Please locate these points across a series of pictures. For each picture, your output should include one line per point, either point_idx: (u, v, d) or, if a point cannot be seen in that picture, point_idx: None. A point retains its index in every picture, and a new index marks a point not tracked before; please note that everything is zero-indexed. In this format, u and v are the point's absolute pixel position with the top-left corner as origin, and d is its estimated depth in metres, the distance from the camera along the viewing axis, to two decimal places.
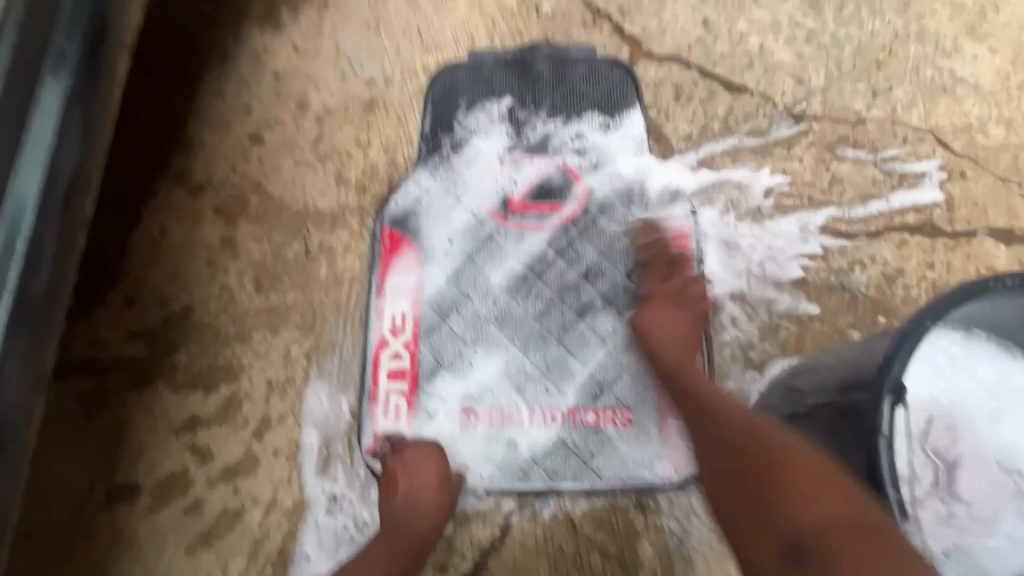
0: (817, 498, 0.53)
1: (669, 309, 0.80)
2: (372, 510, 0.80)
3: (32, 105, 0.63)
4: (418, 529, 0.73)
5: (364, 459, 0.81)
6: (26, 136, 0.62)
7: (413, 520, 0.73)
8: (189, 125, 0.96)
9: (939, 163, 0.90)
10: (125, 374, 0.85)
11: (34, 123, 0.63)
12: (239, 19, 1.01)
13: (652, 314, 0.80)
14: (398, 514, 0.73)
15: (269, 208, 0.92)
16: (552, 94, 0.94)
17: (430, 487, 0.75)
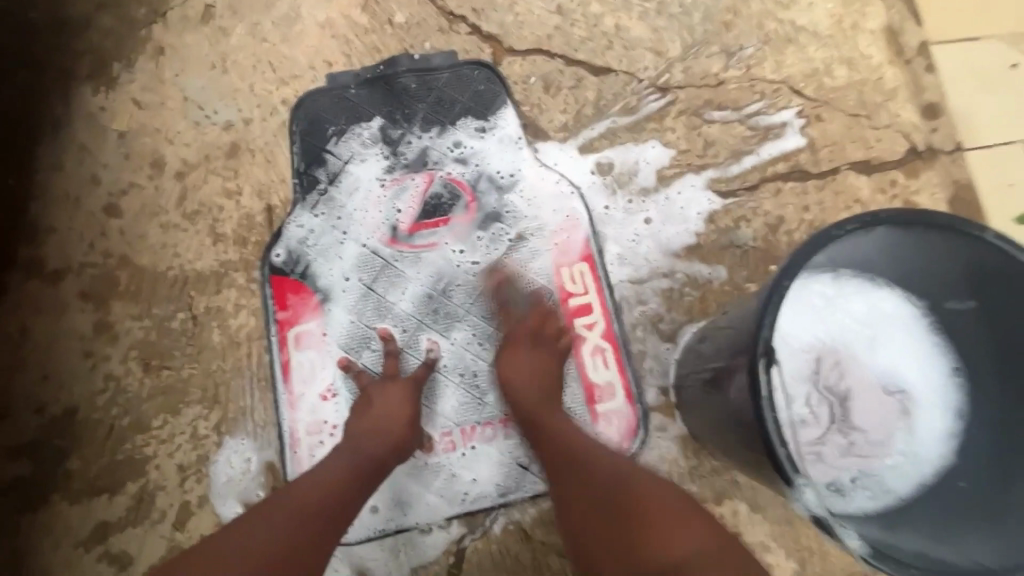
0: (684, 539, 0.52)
1: (535, 358, 0.78)
2: None
3: None
4: (382, 453, 0.69)
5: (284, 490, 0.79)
6: None
7: (379, 447, 0.69)
8: (33, 208, 0.87)
9: (796, 111, 0.95)
10: (12, 498, 0.77)
11: None
12: (66, 82, 0.91)
13: (510, 359, 0.78)
14: (375, 436, 0.70)
15: (144, 281, 0.84)
16: (421, 107, 0.92)
17: (402, 417, 0.73)
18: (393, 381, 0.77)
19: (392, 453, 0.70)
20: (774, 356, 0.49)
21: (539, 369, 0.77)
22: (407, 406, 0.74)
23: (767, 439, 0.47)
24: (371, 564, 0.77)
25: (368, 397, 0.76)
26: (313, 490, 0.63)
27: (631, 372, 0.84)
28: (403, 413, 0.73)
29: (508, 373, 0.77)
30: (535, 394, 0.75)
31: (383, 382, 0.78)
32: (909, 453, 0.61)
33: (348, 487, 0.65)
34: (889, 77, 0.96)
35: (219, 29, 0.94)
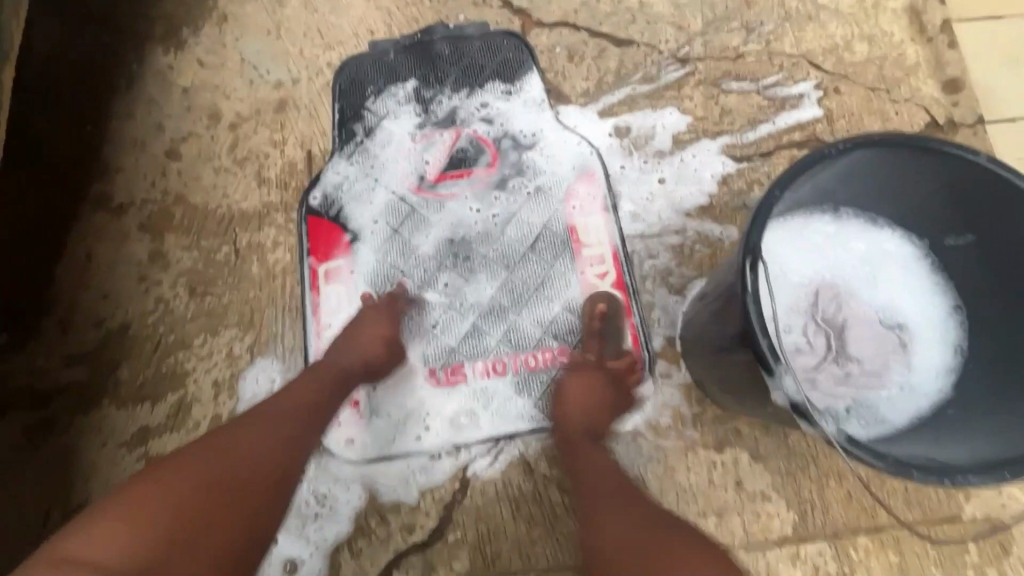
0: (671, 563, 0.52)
1: (589, 379, 0.80)
2: None
3: None
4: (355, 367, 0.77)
5: None
6: None
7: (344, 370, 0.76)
8: (104, 150, 0.97)
9: (814, 84, 0.97)
10: (68, 400, 0.85)
11: None
12: (141, 43, 1.03)
13: (573, 380, 0.81)
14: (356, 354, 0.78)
15: (195, 217, 0.93)
16: (453, 71, 0.99)
17: (378, 336, 0.81)
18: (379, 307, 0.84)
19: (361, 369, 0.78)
20: (758, 257, 0.51)
21: (603, 415, 0.79)
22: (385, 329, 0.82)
23: (751, 331, 0.50)
24: (381, 482, 0.81)
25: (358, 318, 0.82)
26: (287, 409, 0.67)
27: (638, 321, 0.86)
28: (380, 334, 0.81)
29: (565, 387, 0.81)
30: (583, 423, 0.78)
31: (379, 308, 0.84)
32: (906, 386, 0.62)
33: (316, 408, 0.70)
34: (911, 54, 0.98)
35: (276, 1, 1.04)
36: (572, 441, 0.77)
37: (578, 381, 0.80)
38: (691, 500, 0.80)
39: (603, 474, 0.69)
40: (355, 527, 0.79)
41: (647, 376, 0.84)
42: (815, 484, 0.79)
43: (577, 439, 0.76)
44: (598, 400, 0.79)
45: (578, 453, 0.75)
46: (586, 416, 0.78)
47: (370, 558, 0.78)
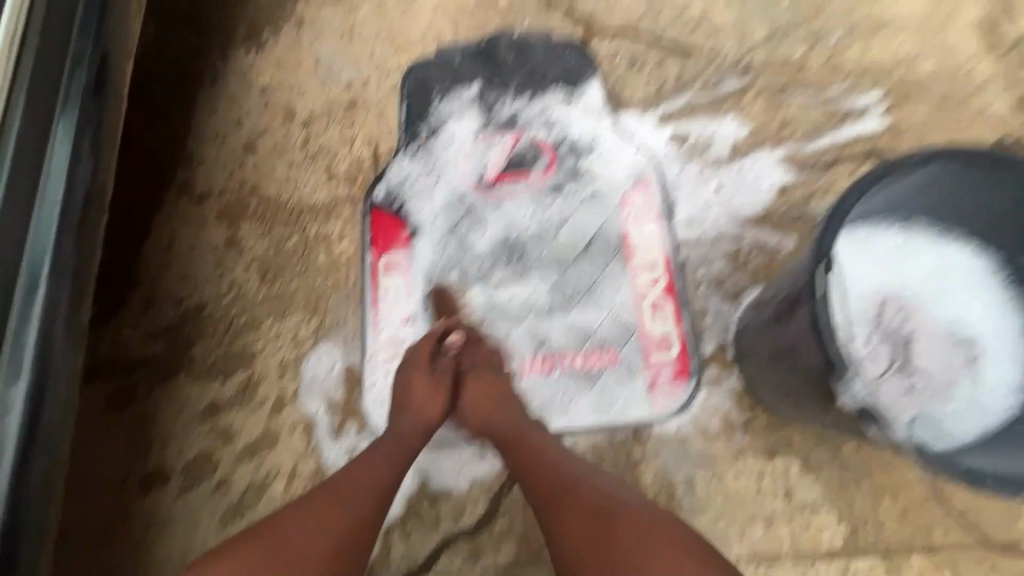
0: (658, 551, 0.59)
1: (475, 376, 0.82)
2: (370, 400, 0.88)
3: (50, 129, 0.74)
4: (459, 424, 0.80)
5: (363, 394, 0.89)
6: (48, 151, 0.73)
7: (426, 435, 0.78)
8: (189, 142, 1.04)
9: (879, 96, 0.96)
10: (147, 372, 0.91)
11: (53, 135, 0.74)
12: (225, 43, 1.10)
13: (467, 389, 0.81)
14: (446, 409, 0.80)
15: (268, 207, 0.99)
16: (517, 76, 1.02)
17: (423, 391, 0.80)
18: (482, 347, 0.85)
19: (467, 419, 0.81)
20: (831, 260, 0.52)
21: (486, 389, 0.81)
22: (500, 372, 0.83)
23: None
24: (430, 469, 0.83)
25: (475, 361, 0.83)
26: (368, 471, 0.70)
27: (689, 327, 0.87)
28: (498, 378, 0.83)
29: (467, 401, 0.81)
30: (495, 420, 0.78)
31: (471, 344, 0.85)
32: (972, 402, 0.61)
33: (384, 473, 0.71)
34: (983, 68, 0.96)
35: (351, 5, 1.10)
36: (521, 437, 0.76)
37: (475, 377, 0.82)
38: (739, 505, 0.80)
39: (555, 465, 0.71)
40: (406, 508, 0.82)
41: (697, 380, 0.85)
42: (868, 499, 0.78)
43: (542, 444, 0.75)
44: (496, 391, 0.81)
45: (536, 450, 0.74)
46: (479, 410, 0.79)
47: (419, 540, 0.81)
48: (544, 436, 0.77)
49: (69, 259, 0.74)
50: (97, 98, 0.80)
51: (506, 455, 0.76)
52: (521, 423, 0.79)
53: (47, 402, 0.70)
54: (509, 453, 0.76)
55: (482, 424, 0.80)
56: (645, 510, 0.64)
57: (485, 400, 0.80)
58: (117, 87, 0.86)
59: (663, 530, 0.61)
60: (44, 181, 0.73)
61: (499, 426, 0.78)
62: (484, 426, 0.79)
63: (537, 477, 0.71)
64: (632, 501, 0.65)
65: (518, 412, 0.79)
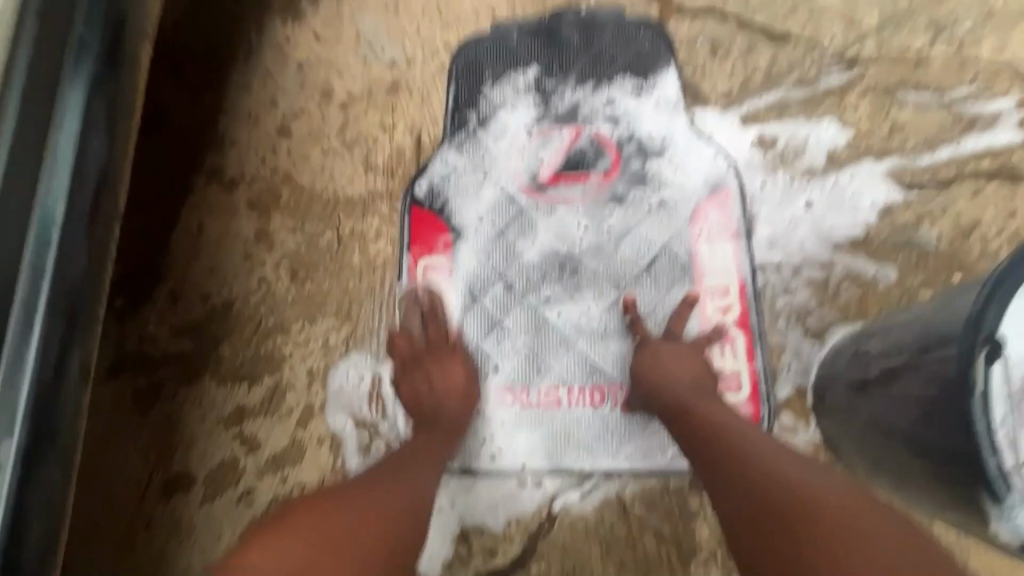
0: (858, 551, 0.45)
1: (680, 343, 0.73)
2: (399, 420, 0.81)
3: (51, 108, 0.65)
4: (439, 412, 0.76)
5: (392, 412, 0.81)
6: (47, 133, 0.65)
7: (420, 438, 0.74)
8: (220, 122, 0.97)
9: (1016, 101, 0.80)
10: (173, 370, 0.87)
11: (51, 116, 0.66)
12: (260, 12, 1.00)
13: (667, 349, 0.72)
14: (427, 406, 0.77)
15: (301, 199, 0.91)
16: (580, 60, 0.90)
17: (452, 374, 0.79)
18: (424, 357, 0.81)
19: (452, 401, 0.77)
20: (999, 346, 0.45)
21: (691, 367, 0.70)
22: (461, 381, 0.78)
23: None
24: (462, 502, 0.77)
25: (424, 367, 0.80)
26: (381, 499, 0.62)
27: (763, 365, 0.76)
28: (461, 386, 0.78)
29: (652, 364, 0.71)
30: (682, 383, 0.67)
31: (420, 360, 0.80)
32: None
33: (383, 505, 0.61)
34: None
35: None
36: (686, 406, 0.65)
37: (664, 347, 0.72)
38: None
39: (731, 433, 0.60)
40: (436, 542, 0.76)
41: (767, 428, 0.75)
42: None
43: (719, 416, 0.63)
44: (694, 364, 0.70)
45: (705, 422, 0.62)
46: (648, 373, 0.70)
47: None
48: (725, 410, 0.64)
49: (74, 275, 0.67)
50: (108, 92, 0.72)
51: (679, 430, 0.64)
52: (704, 393, 0.66)
53: (60, 431, 0.65)
54: (675, 425, 0.65)
55: (652, 393, 0.69)
56: (832, 509, 0.49)
57: (667, 358, 0.71)
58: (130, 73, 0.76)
59: (831, 516, 0.48)
60: (41, 192, 0.64)
61: (660, 392, 0.68)
62: (656, 392, 0.69)
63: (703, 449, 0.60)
64: (824, 494, 0.50)
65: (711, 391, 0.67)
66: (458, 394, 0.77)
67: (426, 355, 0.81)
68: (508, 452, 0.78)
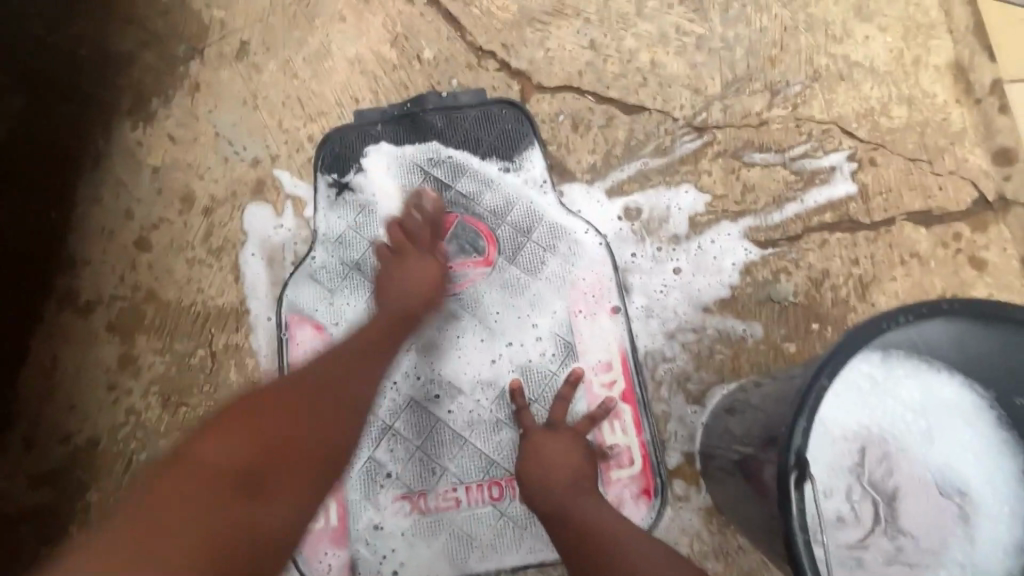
0: None
1: (559, 435, 0.72)
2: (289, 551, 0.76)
3: None
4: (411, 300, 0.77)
5: None
6: None
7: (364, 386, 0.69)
8: (70, 240, 0.90)
9: (847, 154, 0.87)
10: (33, 528, 0.78)
11: None
12: (108, 116, 0.94)
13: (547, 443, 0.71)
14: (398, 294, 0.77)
15: (168, 316, 0.86)
16: (446, 145, 0.90)
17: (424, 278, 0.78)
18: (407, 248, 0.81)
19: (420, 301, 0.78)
20: (806, 470, 0.46)
21: (570, 457, 0.70)
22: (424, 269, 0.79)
23: (787, 525, 0.46)
24: None
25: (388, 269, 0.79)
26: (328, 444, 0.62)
27: (650, 437, 0.78)
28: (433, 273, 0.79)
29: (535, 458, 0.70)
30: (561, 485, 0.66)
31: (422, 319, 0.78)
32: (967, 565, 0.53)
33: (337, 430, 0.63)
34: (955, 118, 0.88)
35: (252, 66, 0.96)
36: (566, 509, 0.64)
37: (544, 441, 0.71)
38: None
39: (599, 540, 0.60)
40: None
41: (660, 500, 0.76)
42: None
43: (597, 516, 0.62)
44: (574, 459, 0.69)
45: (582, 529, 0.61)
46: (533, 476, 0.69)
47: None
48: (600, 505, 0.64)
49: None
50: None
51: (559, 536, 0.63)
52: (585, 492, 0.66)
53: None
54: (556, 529, 0.64)
55: (536, 498, 0.68)
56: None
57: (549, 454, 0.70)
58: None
59: None
60: None
61: (543, 496, 0.67)
62: (539, 494, 0.67)
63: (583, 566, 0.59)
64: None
65: (587, 485, 0.67)
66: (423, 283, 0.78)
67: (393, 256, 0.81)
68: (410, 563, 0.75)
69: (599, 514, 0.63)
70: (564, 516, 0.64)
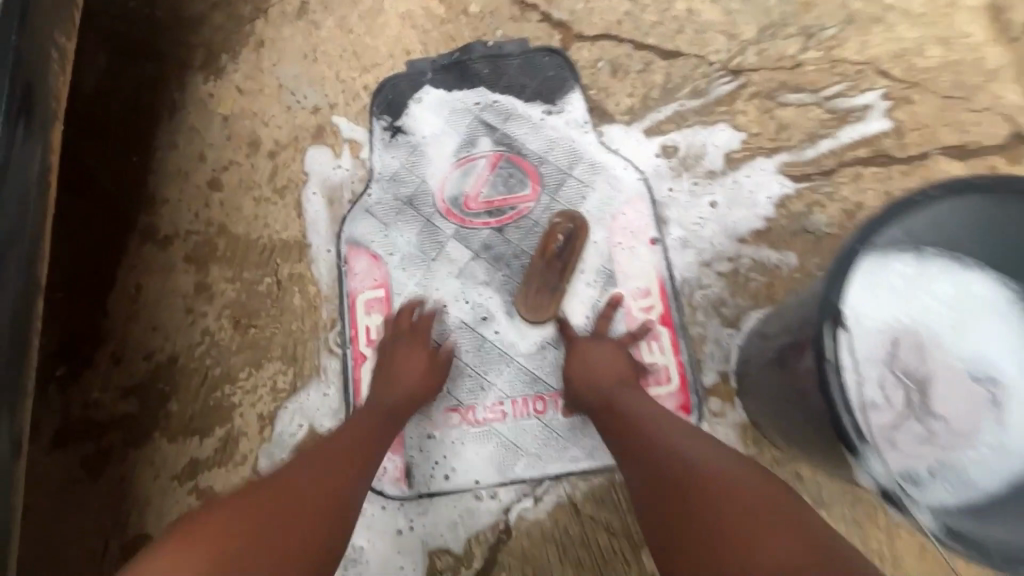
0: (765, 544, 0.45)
1: (604, 343, 0.78)
2: None
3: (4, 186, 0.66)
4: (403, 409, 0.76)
5: None
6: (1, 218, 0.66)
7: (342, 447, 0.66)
8: (150, 181, 0.98)
9: (881, 93, 0.90)
10: (122, 432, 0.87)
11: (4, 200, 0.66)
12: (182, 71, 1.03)
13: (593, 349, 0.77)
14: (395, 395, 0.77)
15: (237, 248, 0.93)
16: (492, 91, 0.96)
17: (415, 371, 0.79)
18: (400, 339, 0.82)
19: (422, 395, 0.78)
20: (839, 321, 0.47)
21: (618, 361, 0.75)
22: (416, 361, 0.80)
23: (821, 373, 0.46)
24: (422, 525, 0.79)
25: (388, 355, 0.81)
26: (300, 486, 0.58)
27: (688, 357, 0.82)
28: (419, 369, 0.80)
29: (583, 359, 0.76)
30: (605, 382, 0.72)
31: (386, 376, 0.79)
32: (998, 446, 0.56)
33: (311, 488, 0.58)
34: (991, 57, 0.89)
35: (312, 23, 1.03)
36: (610, 398, 0.69)
37: (588, 347, 0.77)
38: None
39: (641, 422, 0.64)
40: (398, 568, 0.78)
41: (698, 415, 0.80)
42: (885, 534, 0.74)
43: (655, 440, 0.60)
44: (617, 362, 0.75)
45: (626, 413, 0.66)
46: (578, 374, 0.74)
47: None
48: (644, 397, 0.69)
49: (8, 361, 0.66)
50: (11, 190, 0.67)
51: (604, 423, 0.68)
52: (629, 388, 0.71)
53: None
54: (603, 418, 0.69)
55: (584, 393, 0.73)
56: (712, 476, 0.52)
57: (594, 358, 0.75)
58: (39, 145, 0.71)
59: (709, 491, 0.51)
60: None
61: (590, 390, 0.72)
62: (586, 389, 0.73)
63: (647, 492, 0.56)
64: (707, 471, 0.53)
65: (631, 381, 0.72)
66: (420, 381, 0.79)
67: (407, 337, 0.82)
68: (461, 469, 0.81)
69: (641, 404, 0.67)
70: (609, 404, 0.69)
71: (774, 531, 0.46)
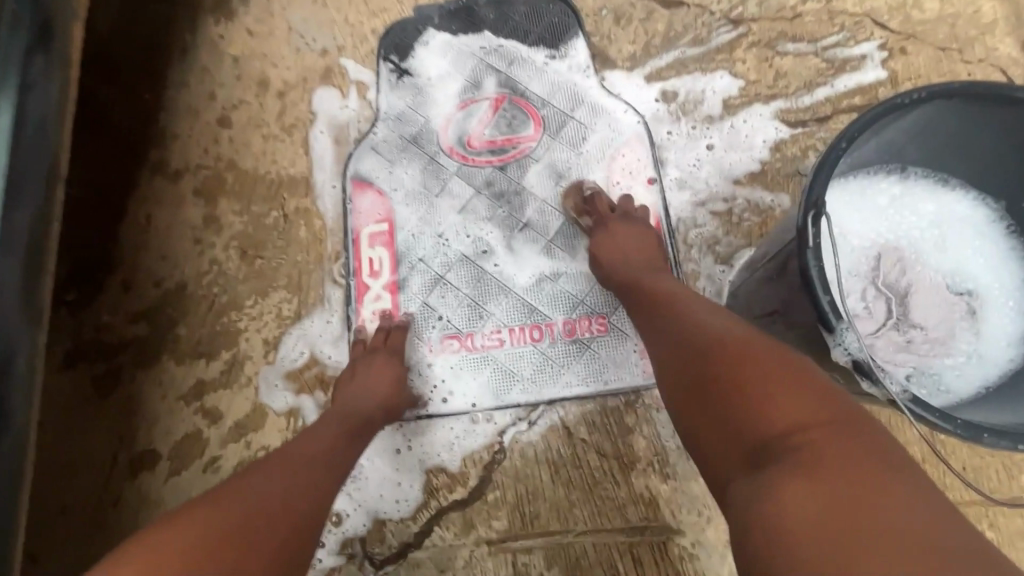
0: (776, 409, 0.44)
1: (627, 223, 0.81)
2: None
3: (19, 99, 0.66)
4: (369, 411, 0.74)
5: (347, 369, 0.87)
6: (21, 130, 0.66)
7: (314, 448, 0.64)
8: (161, 118, 1.01)
9: (878, 44, 0.92)
10: (131, 354, 0.90)
11: (21, 113, 0.66)
12: (193, 12, 1.05)
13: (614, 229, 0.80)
14: (351, 405, 0.74)
15: (246, 183, 0.96)
16: (497, 36, 0.98)
17: (378, 391, 0.77)
18: (372, 354, 0.81)
19: (380, 410, 0.76)
20: (822, 211, 0.50)
21: (637, 241, 0.78)
22: (390, 375, 0.79)
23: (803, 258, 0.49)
24: (419, 445, 0.82)
25: (352, 368, 0.80)
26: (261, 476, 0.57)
27: None
28: (385, 385, 0.78)
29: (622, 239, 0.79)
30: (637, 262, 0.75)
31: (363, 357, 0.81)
32: (973, 354, 0.58)
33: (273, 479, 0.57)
34: (987, 11, 0.91)
35: None
36: (637, 277, 0.71)
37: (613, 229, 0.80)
38: None
39: (669, 291, 0.65)
40: (395, 483, 0.81)
41: None
42: None
43: (733, 338, 0.52)
44: (642, 242, 0.78)
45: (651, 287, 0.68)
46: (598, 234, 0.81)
47: (411, 515, 0.80)
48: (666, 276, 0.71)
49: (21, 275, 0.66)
50: (34, 106, 0.68)
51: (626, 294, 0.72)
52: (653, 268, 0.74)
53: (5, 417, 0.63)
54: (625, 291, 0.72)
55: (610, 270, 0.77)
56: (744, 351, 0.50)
57: (619, 236, 0.79)
58: (57, 63, 0.72)
59: (748, 360, 0.49)
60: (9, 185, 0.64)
61: (619, 268, 0.75)
62: (609, 264, 0.77)
63: (686, 385, 0.52)
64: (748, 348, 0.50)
65: (659, 264, 0.75)
66: (385, 389, 0.77)
67: (374, 351, 0.82)
68: (458, 392, 0.84)
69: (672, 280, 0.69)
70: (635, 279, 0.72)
71: (799, 396, 0.44)
